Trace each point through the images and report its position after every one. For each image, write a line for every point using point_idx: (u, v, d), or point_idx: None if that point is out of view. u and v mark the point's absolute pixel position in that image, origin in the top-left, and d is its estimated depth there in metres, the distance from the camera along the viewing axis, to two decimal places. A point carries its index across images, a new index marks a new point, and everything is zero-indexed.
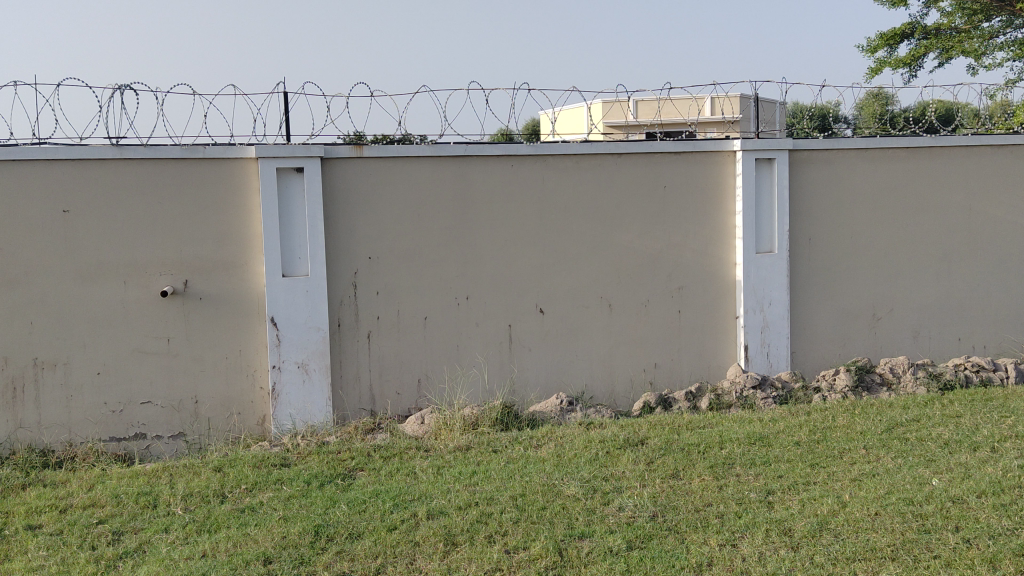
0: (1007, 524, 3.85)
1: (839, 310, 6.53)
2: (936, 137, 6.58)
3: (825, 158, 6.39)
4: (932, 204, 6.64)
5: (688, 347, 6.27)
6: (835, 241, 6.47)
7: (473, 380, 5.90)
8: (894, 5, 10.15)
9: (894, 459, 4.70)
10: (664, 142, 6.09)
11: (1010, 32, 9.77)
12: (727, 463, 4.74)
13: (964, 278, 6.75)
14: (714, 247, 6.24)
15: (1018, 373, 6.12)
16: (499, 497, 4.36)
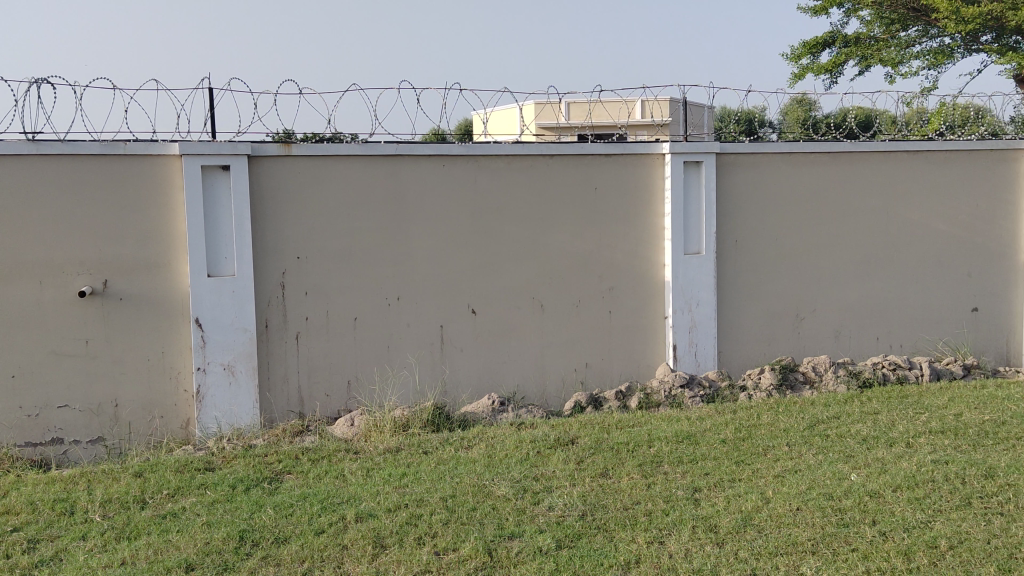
0: (921, 517, 3.99)
1: (764, 311, 6.69)
2: (856, 142, 6.78)
3: (751, 162, 6.53)
4: (853, 208, 6.85)
5: (619, 347, 6.34)
6: (760, 243, 6.62)
7: (404, 382, 5.87)
8: (815, 14, 10.43)
9: (815, 455, 4.83)
10: (594, 144, 6.15)
11: (926, 41, 10.09)
12: (655, 461, 4.81)
13: (882, 280, 6.97)
14: (644, 249, 6.33)
15: (933, 371, 6.34)
16: (429, 498, 4.34)
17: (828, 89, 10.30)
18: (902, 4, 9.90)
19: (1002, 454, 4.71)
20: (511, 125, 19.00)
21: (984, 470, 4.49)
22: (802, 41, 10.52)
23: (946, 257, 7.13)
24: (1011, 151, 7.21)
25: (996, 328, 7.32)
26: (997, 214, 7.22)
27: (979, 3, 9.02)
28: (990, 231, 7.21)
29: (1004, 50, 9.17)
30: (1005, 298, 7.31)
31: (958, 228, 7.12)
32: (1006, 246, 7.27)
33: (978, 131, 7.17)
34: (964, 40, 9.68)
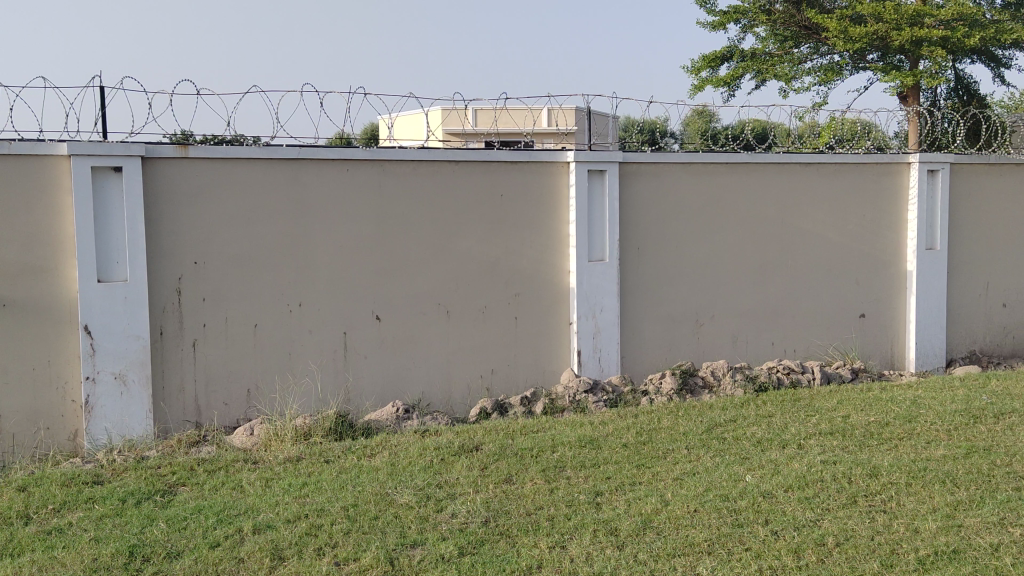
0: (810, 515, 4.14)
1: (665, 317, 6.83)
2: (752, 153, 7.00)
3: (653, 171, 6.68)
4: (750, 217, 7.07)
5: (524, 353, 6.38)
6: (662, 251, 6.77)
7: (307, 390, 5.77)
8: (713, 29, 10.73)
9: (712, 458, 4.96)
10: (500, 151, 6.17)
11: (816, 59, 10.51)
12: (558, 466, 4.86)
13: (777, 287, 7.23)
14: (549, 255, 6.39)
15: (824, 375, 6.61)
16: (331, 508, 4.28)
17: (726, 101, 10.61)
18: (795, 22, 10.28)
19: (886, 454, 4.94)
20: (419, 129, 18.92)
21: (869, 469, 4.70)
22: (701, 55, 10.82)
23: (837, 265, 7.44)
24: (896, 165, 7.58)
25: (882, 334, 7.68)
26: (883, 224, 7.57)
27: (865, 24, 9.45)
28: (877, 241, 7.56)
29: (888, 68, 9.63)
30: (890, 305, 7.68)
31: (848, 238, 7.44)
32: (891, 255, 7.63)
33: (864, 145, 7.50)
34: (852, 58, 10.13)
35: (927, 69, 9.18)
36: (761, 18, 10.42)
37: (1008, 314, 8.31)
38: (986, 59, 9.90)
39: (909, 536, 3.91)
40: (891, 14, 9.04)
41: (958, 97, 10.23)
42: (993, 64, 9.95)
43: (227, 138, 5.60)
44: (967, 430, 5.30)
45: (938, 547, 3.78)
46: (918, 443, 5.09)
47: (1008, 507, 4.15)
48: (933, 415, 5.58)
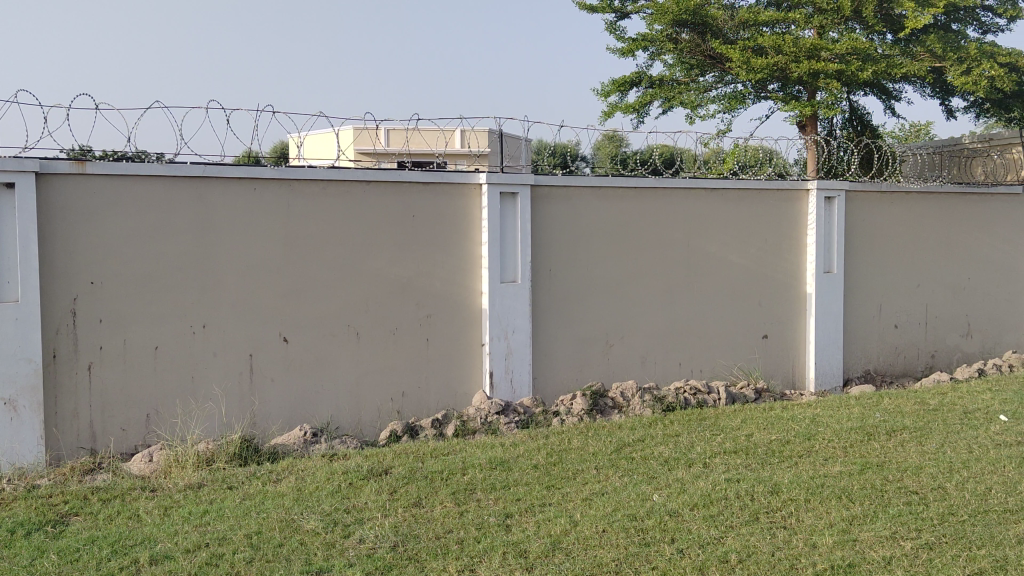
0: (714, 533, 4.23)
1: (576, 338, 6.90)
2: (660, 178, 7.16)
3: (564, 195, 6.76)
4: (658, 240, 7.23)
5: (435, 375, 6.34)
6: (572, 274, 6.85)
7: (210, 415, 5.61)
8: (623, 54, 10.95)
9: (621, 478, 5.02)
10: (412, 172, 6.16)
11: (721, 87, 10.85)
12: (468, 489, 4.84)
13: (685, 309, 7.39)
14: (461, 277, 6.38)
15: (728, 395, 6.76)
16: (233, 536, 4.16)
17: (635, 127, 10.83)
18: (700, 51, 10.62)
19: (787, 471, 5.08)
20: (330, 149, 18.73)
21: (771, 486, 4.83)
22: (611, 80, 11.03)
23: (741, 288, 7.65)
24: (796, 191, 7.87)
25: (783, 354, 7.93)
26: (784, 248, 7.84)
27: (766, 55, 9.80)
28: (779, 264, 7.82)
29: (788, 98, 10.00)
30: (791, 326, 7.94)
31: (751, 261, 7.68)
32: (792, 277, 7.90)
33: (767, 171, 7.77)
34: (754, 87, 10.48)
35: (823, 101, 9.57)
36: (668, 46, 10.66)
37: (901, 335, 8.68)
38: (878, 92, 10.40)
39: (808, 551, 4.02)
40: (790, 47, 9.40)
41: (853, 127, 10.69)
42: (884, 96, 10.45)
43: (128, 155, 5.44)
44: (862, 446, 5.50)
45: (834, 561, 3.90)
46: (817, 460, 5.26)
47: (900, 521, 4.31)
48: (830, 433, 5.78)
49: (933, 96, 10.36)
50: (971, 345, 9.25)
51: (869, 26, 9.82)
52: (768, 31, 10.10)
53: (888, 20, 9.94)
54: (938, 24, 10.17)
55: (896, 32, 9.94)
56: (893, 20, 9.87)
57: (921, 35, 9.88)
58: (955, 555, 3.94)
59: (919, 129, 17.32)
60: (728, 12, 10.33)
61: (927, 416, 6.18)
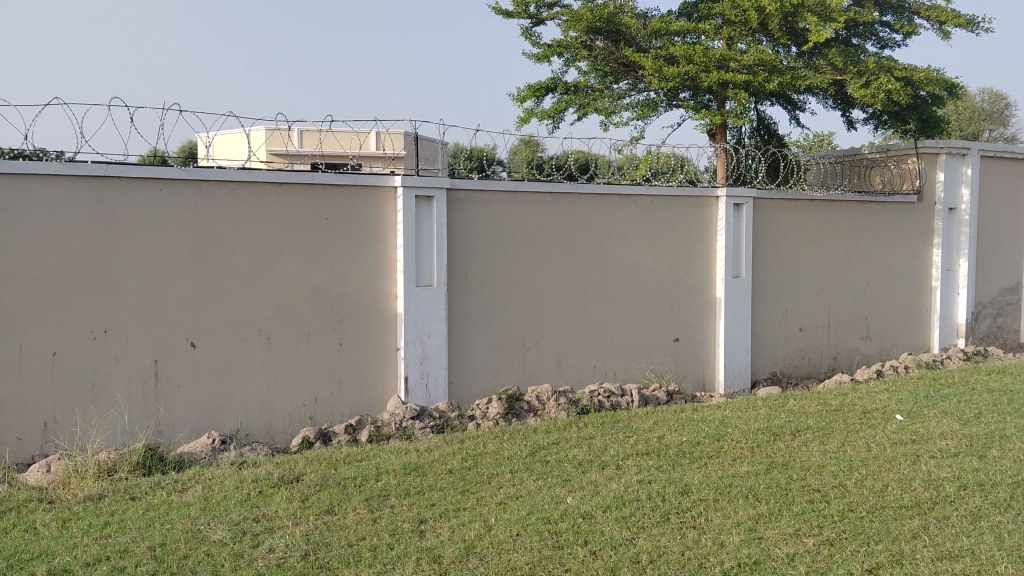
0: (626, 534, 4.29)
1: (492, 342, 6.91)
2: (575, 184, 7.23)
3: (479, 199, 6.76)
4: (573, 245, 7.30)
5: (349, 380, 6.26)
6: (488, 278, 6.85)
7: (111, 423, 5.41)
8: (539, 60, 11.03)
9: (535, 481, 5.05)
10: (325, 174, 6.07)
11: (634, 95, 11.03)
12: (382, 495, 4.78)
13: (599, 313, 7.48)
14: (376, 281, 6.32)
15: (641, 397, 6.87)
16: (136, 548, 4.02)
17: (550, 132, 10.90)
18: (614, 59, 10.73)
19: (696, 472, 5.19)
20: (241, 148, 18.28)
21: (681, 487, 4.92)
22: (527, 85, 11.08)
23: (653, 292, 7.80)
24: (706, 198, 8.06)
25: (694, 356, 8.10)
26: (695, 254, 8.03)
27: (677, 64, 10.00)
28: (690, 269, 7.99)
29: (698, 107, 10.24)
30: (702, 330, 8.12)
31: (663, 266, 7.83)
32: (703, 282, 8.09)
33: (678, 178, 7.96)
34: (666, 96, 10.69)
35: (732, 110, 9.85)
36: (583, 53, 10.74)
37: (805, 337, 8.97)
38: (784, 102, 10.74)
39: (716, 550, 4.11)
40: (700, 57, 9.61)
41: (761, 136, 11.02)
42: (790, 107, 10.80)
43: (26, 153, 5.23)
44: (768, 446, 5.67)
45: (741, 559, 4.00)
46: (726, 461, 5.39)
47: (803, 518, 4.45)
48: (739, 434, 5.93)
49: (834, 108, 10.76)
50: (871, 347, 9.63)
51: (776, 39, 10.11)
52: (680, 41, 10.31)
53: (793, 33, 10.25)
54: (840, 38, 10.57)
55: (800, 45, 10.26)
56: (798, 33, 10.16)
57: (824, 48, 10.22)
58: (854, 550, 4.08)
59: (823, 139, 17.94)
60: (641, 21, 10.48)
61: (829, 416, 6.40)
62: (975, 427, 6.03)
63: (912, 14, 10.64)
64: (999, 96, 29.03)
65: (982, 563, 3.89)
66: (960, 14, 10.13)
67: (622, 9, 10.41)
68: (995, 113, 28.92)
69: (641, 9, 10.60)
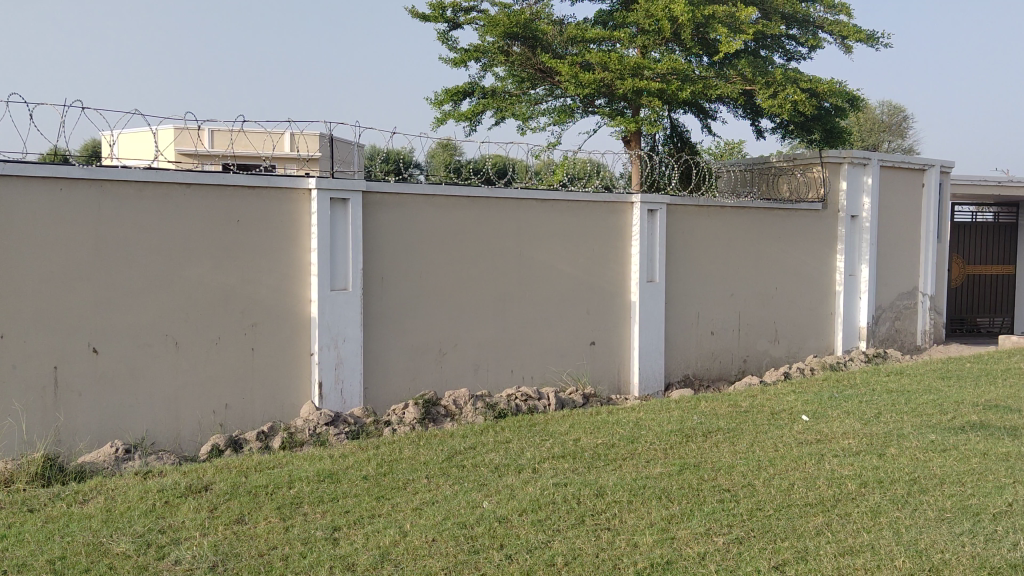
0: (541, 537, 4.30)
1: (409, 347, 6.85)
2: (492, 188, 7.24)
3: (396, 201, 6.70)
4: (490, 249, 7.30)
5: (261, 386, 6.12)
6: (404, 282, 6.80)
7: (8, 433, 5.14)
8: (457, 64, 11.01)
9: (451, 486, 5.02)
10: (236, 175, 5.92)
11: (551, 101, 11.13)
12: (294, 503, 4.69)
13: (516, 317, 7.51)
14: (289, 284, 6.20)
15: (558, 401, 6.92)
16: (34, 562, 3.85)
17: (467, 136, 10.90)
18: (530, 65, 10.79)
19: (611, 474, 5.25)
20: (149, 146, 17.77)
21: (596, 489, 4.97)
22: (444, 89, 11.06)
23: (570, 296, 7.87)
24: (621, 203, 8.18)
25: (609, 360, 8.21)
26: (610, 259, 8.14)
27: (593, 71, 10.14)
28: (605, 273, 8.10)
29: (614, 114, 10.40)
30: (617, 333, 8.24)
31: (579, 270, 7.91)
32: (618, 287, 8.21)
33: (594, 184, 8.00)
34: (582, 103, 10.81)
35: (647, 117, 10.07)
36: (500, 58, 10.78)
37: (716, 341, 9.18)
38: (696, 111, 10.99)
39: (629, 551, 4.16)
40: (615, 64, 9.76)
41: (674, 144, 11.25)
42: (702, 115, 11.05)
43: None
44: (680, 448, 5.78)
45: (653, 559, 4.06)
46: (639, 462, 5.47)
47: (713, 518, 4.55)
48: (652, 435, 6.03)
49: (744, 117, 11.08)
50: (779, 350, 9.92)
51: (688, 49, 10.35)
52: (596, 48, 10.46)
53: (704, 44, 10.50)
54: (748, 50, 10.92)
55: (711, 55, 10.52)
56: (709, 44, 10.45)
57: (734, 59, 10.51)
58: (762, 548, 4.19)
59: (733, 148, 18.44)
60: (557, 27, 10.61)
61: (739, 417, 6.56)
62: (875, 426, 6.27)
63: (817, 28, 11.03)
64: (898, 108, 30.33)
65: (881, 558, 4.04)
66: (862, 29, 10.54)
67: (538, 15, 10.48)
68: (892, 124, 30.27)
69: (557, 16, 10.72)
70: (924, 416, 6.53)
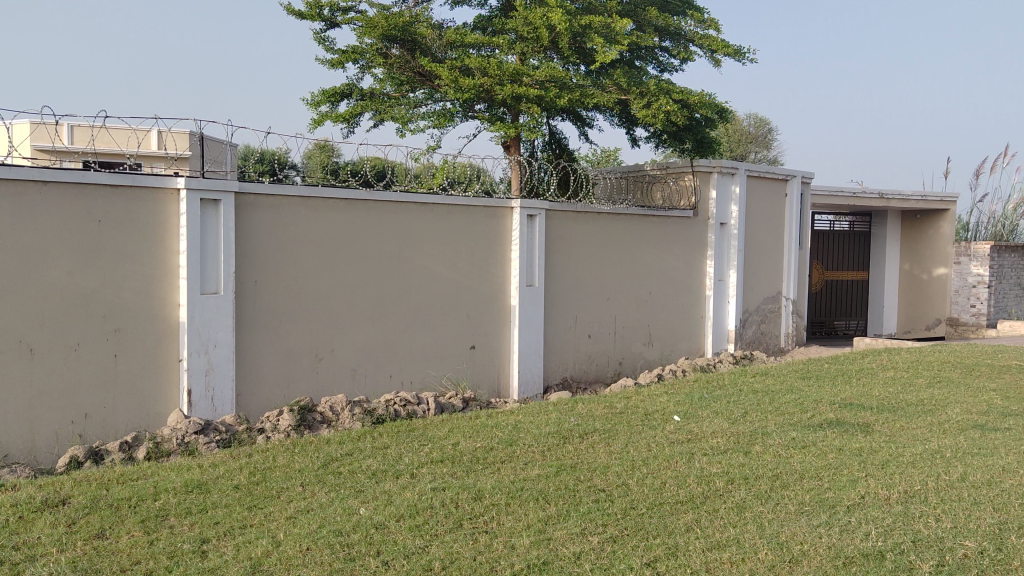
0: (419, 543, 4.27)
1: (283, 353, 6.68)
2: (371, 192, 7.16)
3: (270, 203, 6.54)
4: (368, 252, 7.22)
5: (124, 394, 5.83)
6: (278, 286, 6.63)
7: None
8: (334, 65, 10.83)
9: (327, 493, 4.93)
10: (98, 173, 5.64)
11: (430, 104, 11.09)
12: (160, 516, 4.49)
13: (395, 322, 7.44)
14: (155, 288, 5.93)
15: (437, 405, 6.89)
16: None
17: (345, 137, 10.75)
18: (410, 67, 10.74)
19: (489, 477, 5.27)
20: (4, 141, 16.70)
21: (474, 493, 4.98)
22: (321, 90, 10.86)
23: (449, 301, 7.86)
24: (501, 208, 8.24)
25: (489, 363, 8.24)
26: (490, 263, 8.18)
27: (472, 76, 10.19)
28: (485, 278, 8.13)
29: (494, 119, 10.46)
30: (496, 337, 8.28)
31: (459, 275, 7.92)
32: (497, 291, 8.26)
33: (474, 189, 8.08)
34: (462, 107, 10.83)
35: (526, 123, 10.18)
36: (378, 60, 10.67)
37: (593, 344, 9.37)
38: (574, 118, 11.20)
39: (506, 553, 4.18)
40: (495, 70, 9.86)
41: (552, 150, 11.42)
42: (579, 123, 11.27)
43: None
44: (558, 450, 5.86)
45: (530, 561, 4.10)
46: (517, 465, 5.51)
47: (589, 518, 4.63)
48: (530, 438, 6.09)
49: (620, 126, 11.38)
50: (652, 352, 10.21)
51: (566, 57, 10.55)
52: (475, 54, 10.51)
53: (581, 53, 10.73)
54: (624, 60, 11.23)
55: (588, 64, 10.76)
56: (586, 53, 10.69)
57: (610, 69, 10.76)
58: (634, 546, 4.29)
59: (609, 155, 18.87)
60: (436, 30, 10.58)
61: (614, 419, 6.71)
62: (741, 424, 6.54)
63: (688, 41, 11.40)
64: (763, 121, 31.82)
65: (746, 551, 4.20)
66: (730, 44, 10.99)
67: (417, 18, 10.43)
68: (759, 136, 31.74)
69: (436, 20, 10.70)
70: (786, 415, 6.84)
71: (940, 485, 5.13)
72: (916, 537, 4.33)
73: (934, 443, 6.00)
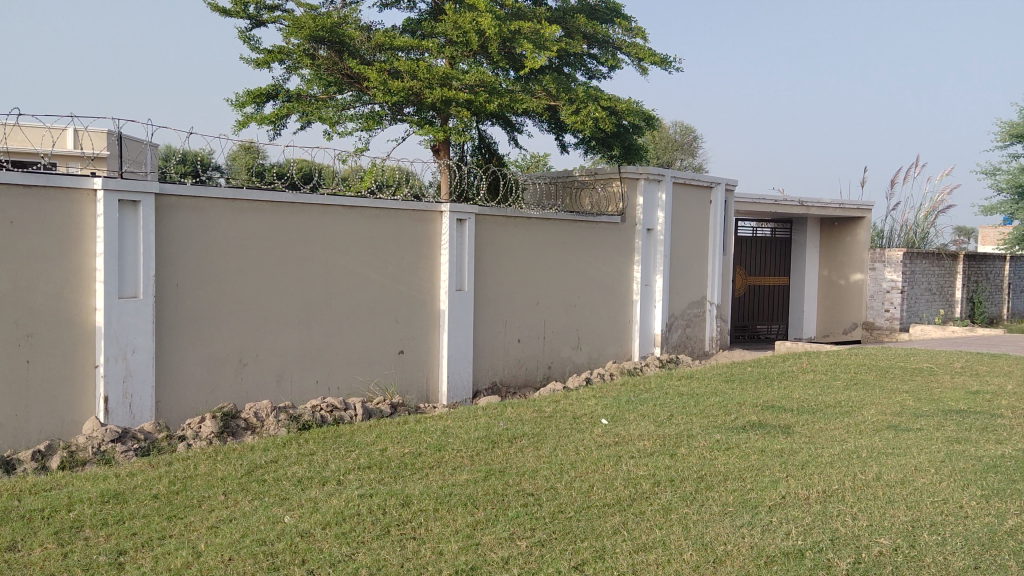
0: (346, 550, 4.21)
1: (206, 358, 6.52)
2: (298, 194, 7.05)
3: (192, 206, 6.38)
4: (294, 255, 7.10)
5: (37, 402, 5.61)
6: (201, 290, 6.47)
7: None
8: (260, 65, 10.63)
9: (251, 502, 4.81)
10: (10, 173, 5.43)
11: (358, 106, 10.98)
12: (75, 527, 4.33)
13: (321, 326, 7.34)
14: (70, 291, 5.73)
15: (364, 411, 6.81)
16: None
17: (271, 139, 10.57)
18: (338, 69, 10.61)
19: (417, 483, 5.23)
20: None
21: (402, 499, 4.93)
22: (246, 90, 10.65)
23: (377, 306, 7.79)
24: (430, 212, 8.20)
25: (418, 368, 8.19)
26: (419, 267, 8.13)
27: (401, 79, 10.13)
28: (414, 282, 8.08)
29: (423, 123, 10.41)
30: (425, 342, 8.24)
31: (388, 279, 7.86)
32: (426, 295, 8.21)
33: (403, 192, 8.01)
34: (391, 110, 10.76)
35: (455, 127, 10.17)
36: (305, 61, 10.51)
37: (522, 348, 9.40)
38: (503, 123, 11.24)
39: (434, 559, 4.16)
40: (424, 73, 9.83)
41: (482, 154, 11.44)
42: (509, 128, 11.31)
43: None
44: (487, 454, 5.86)
45: (458, 566, 4.07)
46: (446, 470, 5.49)
47: (517, 522, 4.64)
48: (459, 443, 6.07)
49: (549, 131, 11.45)
50: (581, 356, 10.30)
51: (495, 62, 10.59)
52: (404, 56, 10.47)
53: (510, 58, 10.78)
54: (553, 66, 11.32)
55: (518, 69, 10.81)
56: (515, 58, 10.74)
57: (539, 75, 10.84)
58: (562, 549, 4.31)
59: (539, 161, 18.98)
60: (364, 33, 10.52)
61: (543, 422, 6.74)
62: (667, 427, 6.65)
63: (616, 49, 11.57)
64: (689, 129, 32.44)
65: (671, 553, 4.26)
66: (656, 53, 11.18)
67: (345, 19, 10.33)
68: (685, 144, 32.34)
69: (364, 22, 10.64)
70: (711, 418, 6.97)
71: (856, 484, 5.29)
72: (834, 536, 4.46)
73: (851, 444, 6.19)
